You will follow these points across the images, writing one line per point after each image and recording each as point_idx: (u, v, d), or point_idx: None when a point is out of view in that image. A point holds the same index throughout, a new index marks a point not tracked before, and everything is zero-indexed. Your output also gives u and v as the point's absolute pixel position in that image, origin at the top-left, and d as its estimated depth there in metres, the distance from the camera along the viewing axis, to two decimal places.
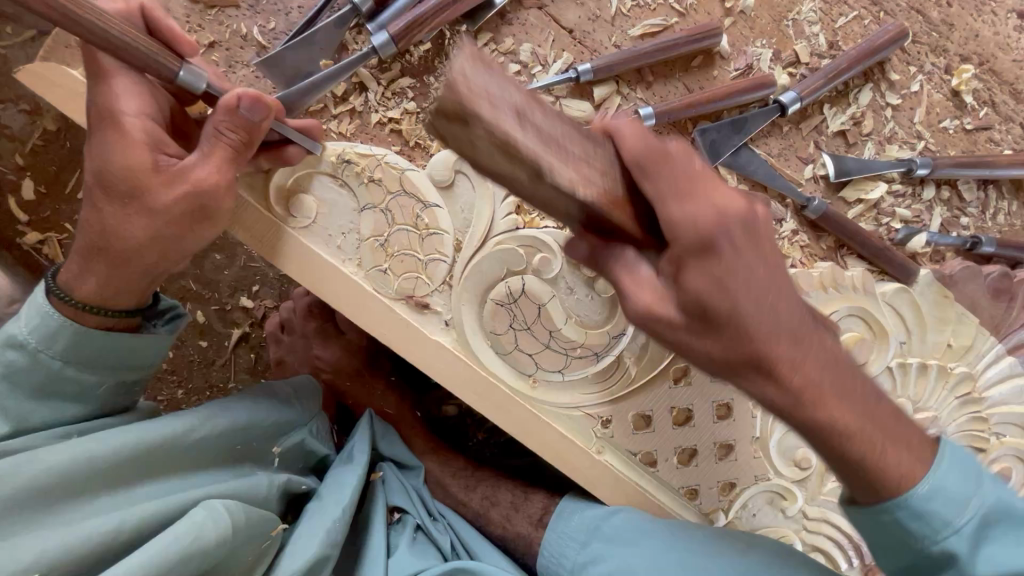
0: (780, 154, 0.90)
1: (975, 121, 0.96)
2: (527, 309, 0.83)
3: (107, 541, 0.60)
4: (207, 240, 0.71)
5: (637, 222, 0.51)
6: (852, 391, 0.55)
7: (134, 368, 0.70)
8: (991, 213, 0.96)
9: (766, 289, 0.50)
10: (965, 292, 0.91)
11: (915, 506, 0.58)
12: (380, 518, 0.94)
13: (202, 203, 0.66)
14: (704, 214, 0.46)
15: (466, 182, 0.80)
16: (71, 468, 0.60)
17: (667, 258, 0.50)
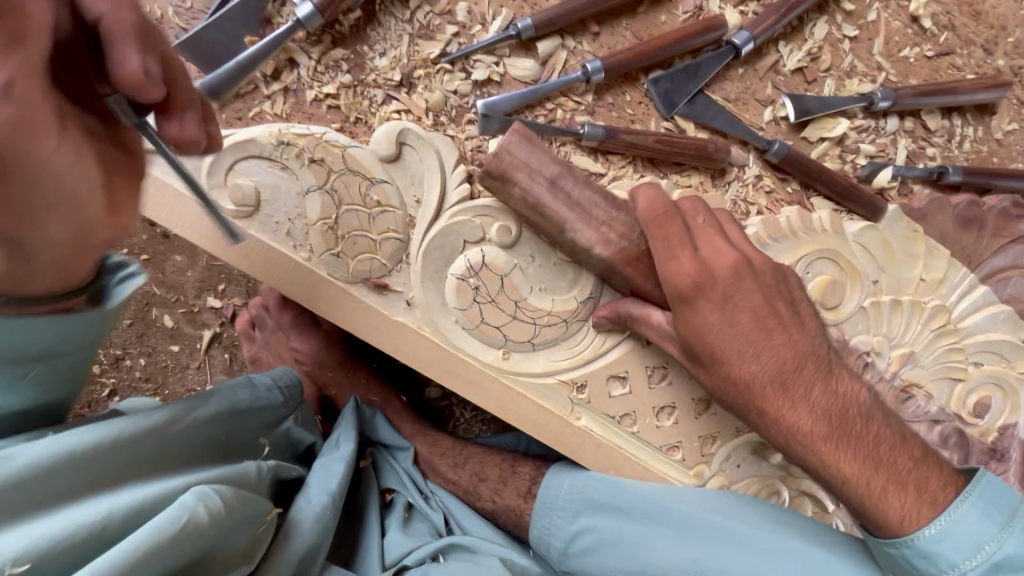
0: (738, 99, 0.87)
1: (936, 47, 0.92)
2: (489, 281, 0.80)
3: (99, 528, 0.52)
4: (42, 165, 0.45)
5: (802, 422, 0.75)
6: (852, 442, 0.74)
7: (64, 351, 0.56)
8: (957, 141, 0.95)
9: (821, 435, 0.74)
10: (934, 224, 0.93)
11: (921, 545, 0.68)
12: (374, 504, 0.96)
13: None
14: (812, 426, 0.74)
15: (414, 154, 0.77)
16: (57, 462, 0.54)
17: (779, 430, 0.76)
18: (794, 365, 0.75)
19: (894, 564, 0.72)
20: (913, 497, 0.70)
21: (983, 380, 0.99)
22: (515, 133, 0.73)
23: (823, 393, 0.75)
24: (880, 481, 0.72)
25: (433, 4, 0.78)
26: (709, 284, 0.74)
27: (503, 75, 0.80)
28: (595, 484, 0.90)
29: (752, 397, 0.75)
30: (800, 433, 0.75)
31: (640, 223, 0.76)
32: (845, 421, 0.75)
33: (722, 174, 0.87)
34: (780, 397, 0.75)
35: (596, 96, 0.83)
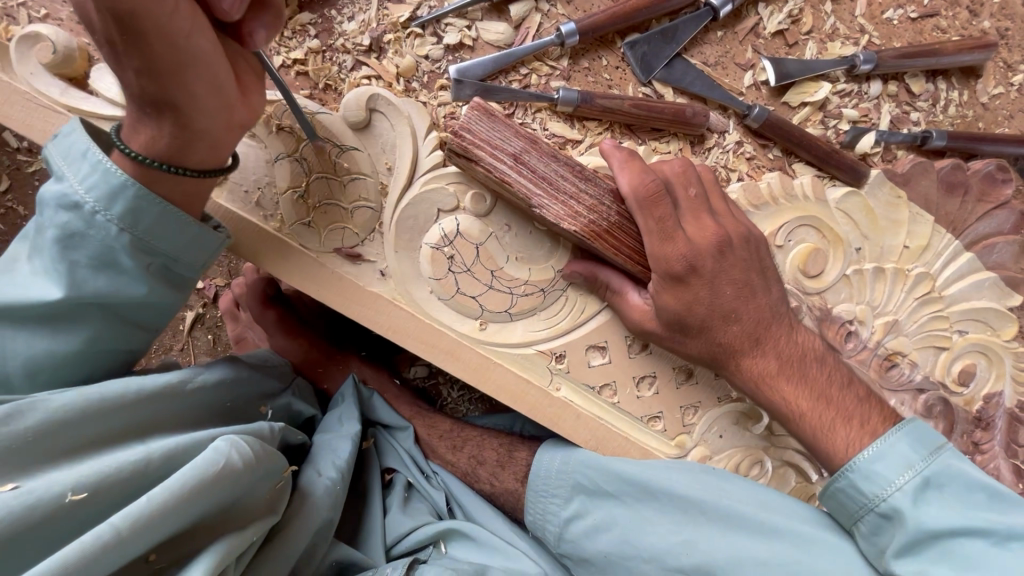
0: (717, 63, 0.85)
1: (920, 8, 0.91)
2: (464, 250, 0.79)
3: (138, 468, 0.56)
4: (164, 27, 0.50)
5: (763, 368, 0.78)
6: (812, 386, 0.79)
7: (183, 267, 0.66)
8: (941, 106, 0.93)
9: (783, 378, 0.79)
10: (918, 190, 0.92)
11: (860, 470, 0.75)
12: (377, 486, 0.97)
13: (120, 6, 0.48)
14: (772, 370, 0.79)
15: (385, 120, 0.76)
16: (87, 411, 0.58)
17: (748, 380, 0.80)
18: (767, 321, 0.78)
19: (845, 500, 0.77)
20: (856, 428, 0.78)
21: (968, 349, 0.99)
22: (473, 108, 0.71)
23: (788, 343, 0.79)
24: (828, 417, 0.78)
25: None
26: (698, 263, 0.74)
27: (476, 39, 0.78)
28: (589, 468, 0.88)
29: (729, 356, 0.78)
30: (765, 380, 0.79)
31: (627, 198, 0.73)
32: (805, 367, 0.80)
33: (701, 141, 0.85)
34: (753, 349, 0.78)
35: (571, 60, 0.81)
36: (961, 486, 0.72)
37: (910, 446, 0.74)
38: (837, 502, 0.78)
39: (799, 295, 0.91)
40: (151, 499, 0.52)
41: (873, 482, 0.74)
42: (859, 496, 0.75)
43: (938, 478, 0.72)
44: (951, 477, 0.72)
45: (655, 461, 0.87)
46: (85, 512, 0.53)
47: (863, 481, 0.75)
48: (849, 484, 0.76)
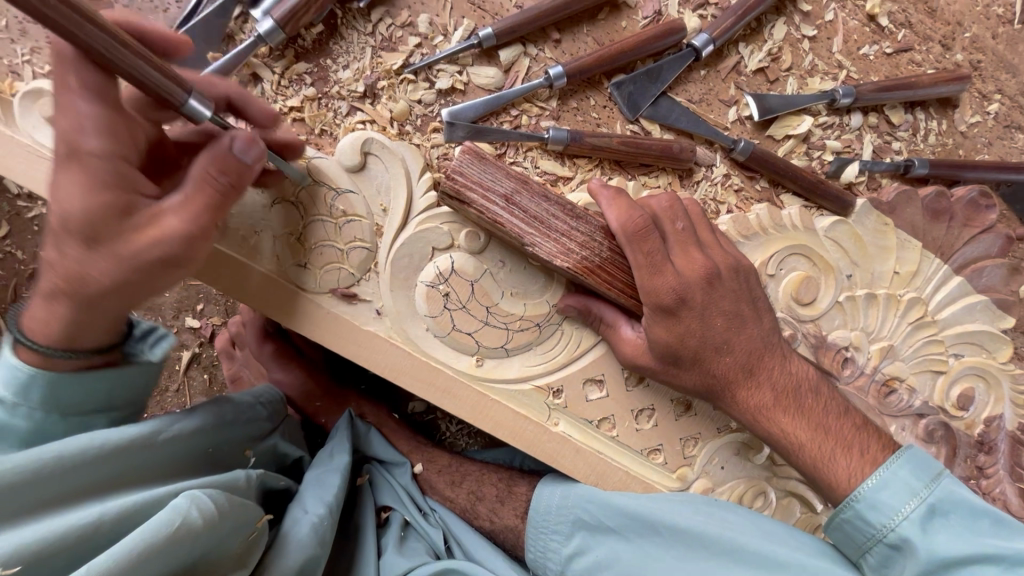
0: (702, 100, 0.88)
1: (895, 44, 0.94)
2: (460, 288, 0.80)
3: (84, 533, 0.53)
4: (192, 258, 0.63)
5: (759, 402, 0.79)
6: (808, 416, 0.79)
7: (120, 400, 0.67)
8: (921, 135, 0.96)
9: (779, 411, 0.79)
10: (904, 217, 0.93)
11: (866, 502, 0.74)
12: (370, 525, 0.94)
13: (175, 253, 0.60)
14: (767, 403, 0.79)
15: (379, 163, 0.78)
16: (33, 468, 0.54)
17: (745, 411, 0.80)
18: (758, 351, 0.79)
19: (852, 534, 0.76)
20: (857, 457, 0.77)
21: (964, 372, 0.99)
22: (466, 152, 0.73)
23: (781, 373, 0.80)
24: (828, 449, 0.78)
25: (395, 16, 0.79)
26: (689, 296, 0.75)
27: (467, 84, 0.81)
28: (587, 501, 0.87)
29: (723, 387, 0.79)
30: (761, 412, 0.79)
31: (617, 233, 0.75)
32: (799, 397, 0.80)
33: (690, 175, 0.88)
34: (748, 381, 0.79)
35: (561, 101, 0.83)
36: (969, 517, 0.72)
37: (913, 475, 0.74)
38: (842, 534, 0.77)
39: (794, 323, 0.92)
40: (120, 548, 0.50)
41: (881, 515, 0.74)
42: (868, 530, 0.75)
43: (946, 509, 0.72)
44: (958, 508, 0.72)
45: (656, 494, 0.86)
46: None
47: (870, 514, 0.74)
48: (856, 518, 0.75)
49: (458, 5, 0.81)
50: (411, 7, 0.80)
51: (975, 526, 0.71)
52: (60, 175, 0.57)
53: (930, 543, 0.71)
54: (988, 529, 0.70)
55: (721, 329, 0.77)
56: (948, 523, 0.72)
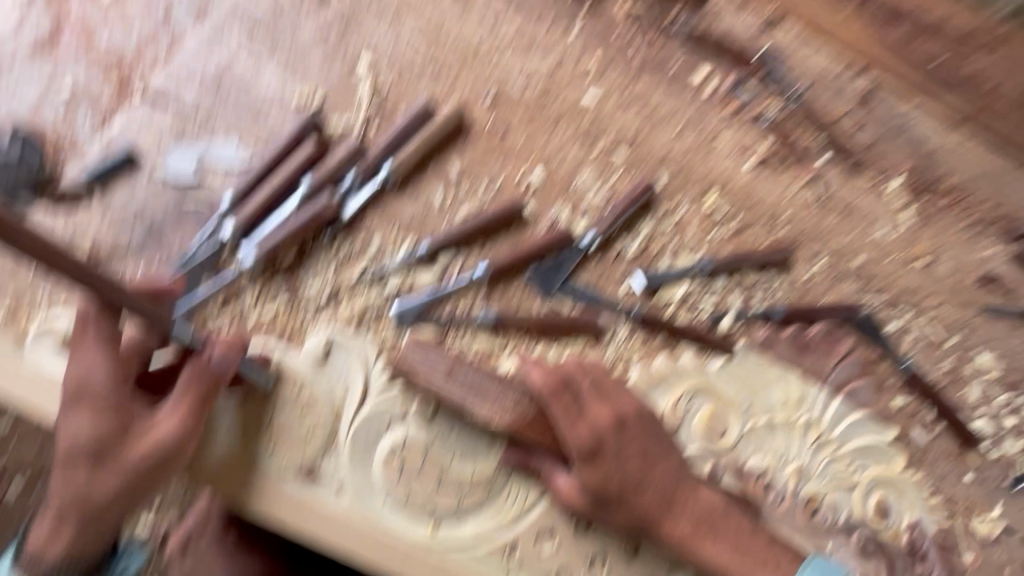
0: (599, 278, 1.12)
1: (736, 225, 1.25)
2: (414, 457, 0.90)
3: None
4: (178, 456, 0.81)
5: (685, 530, 0.89)
6: (725, 537, 0.89)
7: None
8: (774, 288, 1.22)
9: (702, 535, 0.89)
10: (778, 353, 1.15)
11: None
12: None
13: (164, 454, 0.79)
14: (689, 529, 0.89)
15: (340, 352, 0.94)
16: None
17: (677, 542, 0.89)
18: (675, 485, 0.90)
19: None
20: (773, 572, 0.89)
21: (873, 483, 1.11)
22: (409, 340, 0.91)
23: (698, 504, 0.90)
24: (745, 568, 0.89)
25: (353, 240, 1.03)
26: (603, 441, 0.87)
27: (411, 284, 1.02)
28: None
29: (651, 520, 0.88)
30: (687, 539, 0.88)
31: (540, 394, 0.88)
32: (717, 525, 0.89)
33: (599, 337, 1.07)
34: (669, 512, 0.89)
35: (488, 289, 1.05)
36: None
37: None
38: None
39: (713, 456, 1.05)
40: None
41: None
42: None
43: None
44: None
45: None
46: None
47: None
48: None
49: (401, 228, 1.06)
50: (365, 233, 1.04)
51: None
52: (73, 413, 0.77)
53: None
54: None
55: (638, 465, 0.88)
56: None
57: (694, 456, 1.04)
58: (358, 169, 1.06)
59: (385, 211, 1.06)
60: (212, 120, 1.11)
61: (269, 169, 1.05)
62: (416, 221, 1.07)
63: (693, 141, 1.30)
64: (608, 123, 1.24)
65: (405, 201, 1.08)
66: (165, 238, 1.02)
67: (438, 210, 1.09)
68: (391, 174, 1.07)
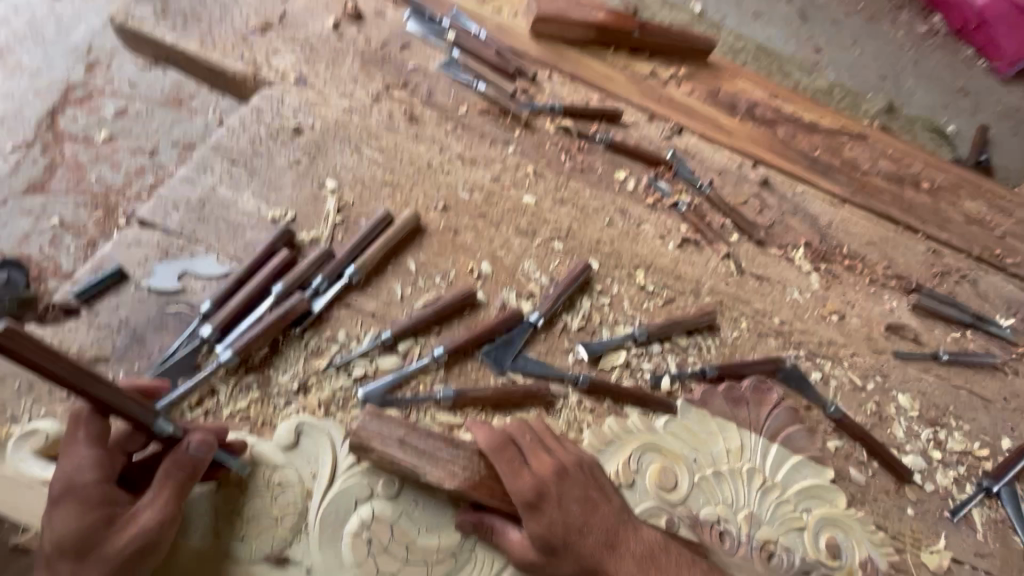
0: (547, 352, 1.25)
1: (665, 296, 1.43)
2: (380, 532, 0.94)
3: None
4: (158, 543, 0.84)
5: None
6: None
7: None
8: (705, 349, 1.37)
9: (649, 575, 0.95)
10: (716, 406, 1.26)
11: None
12: None
13: (146, 541, 0.82)
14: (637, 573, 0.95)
15: (309, 436, 1.01)
16: None
17: None
18: (615, 527, 0.97)
19: None
20: None
21: (818, 523, 1.19)
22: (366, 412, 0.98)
23: (637, 541, 0.98)
24: None
25: (321, 334, 1.14)
26: (545, 489, 0.95)
27: (376, 369, 1.12)
28: None
29: (596, 566, 0.93)
30: None
31: (485, 450, 0.98)
32: (656, 560, 0.97)
33: (551, 405, 1.17)
34: (612, 554, 0.95)
35: (447, 369, 1.16)
36: None
37: None
38: None
39: (666, 508, 1.12)
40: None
41: None
42: None
43: None
44: None
45: None
46: None
47: None
48: None
49: (366, 320, 1.18)
50: (332, 327, 1.16)
51: None
52: (59, 510, 0.81)
53: None
54: None
55: (579, 512, 0.96)
56: None
57: (649, 510, 1.11)
58: (325, 271, 1.19)
59: (351, 306, 1.19)
60: (196, 240, 1.25)
61: (244, 277, 1.18)
62: (380, 313, 1.20)
63: (621, 229, 1.51)
64: (545, 219, 1.45)
65: (369, 296, 1.22)
66: (150, 349, 1.12)
67: (398, 302, 1.22)
68: (356, 272, 1.20)
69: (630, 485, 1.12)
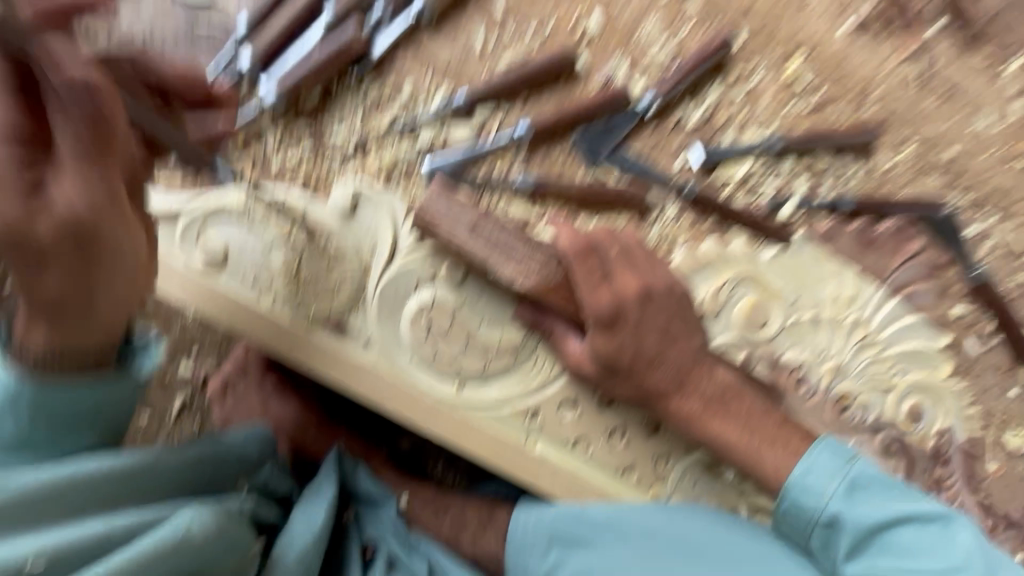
0: (652, 149, 1.00)
1: (819, 98, 1.08)
2: (440, 319, 0.88)
3: (92, 543, 0.71)
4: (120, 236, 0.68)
5: (706, 409, 0.87)
6: (744, 419, 0.86)
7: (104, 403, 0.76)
8: (849, 175, 1.08)
9: (723, 411, 0.87)
10: (838, 247, 1.05)
11: (798, 486, 0.83)
12: (356, 562, 0.96)
13: (84, 224, 0.64)
14: (708, 408, 0.87)
15: (368, 207, 0.88)
16: (61, 486, 0.73)
17: (697, 423, 0.87)
18: (689, 367, 0.87)
19: (798, 521, 0.84)
20: (783, 451, 0.85)
21: (910, 388, 1.06)
22: (435, 187, 0.86)
23: (709, 384, 0.87)
24: (763, 451, 0.85)
25: (383, 83, 0.93)
26: (625, 310, 0.84)
27: (445, 138, 0.93)
28: (556, 516, 0.91)
29: (659, 398, 0.87)
30: (703, 416, 0.87)
31: (564, 253, 0.84)
32: (731, 399, 0.87)
33: (644, 215, 0.98)
34: (677, 393, 0.87)
35: (528, 151, 0.95)
36: (879, 479, 0.82)
37: (829, 455, 0.83)
38: (789, 525, 0.85)
39: (748, 345, 1.01)
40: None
41: (813, 492, 0.82)
42: (807, 511, 0.83)
43: (864, 478, 0.82)
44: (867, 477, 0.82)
45: (624, 508, 0.89)
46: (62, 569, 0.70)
47: (806, 493, 0.83)
48: (798, 504, 0.83)
49: (436, 74, 0.94)
50: (396, 77, 0.93)
51: (883, 484, 0.82)
52: None
53: (859, 507, 0.81)
54: (894, 487, 0.82)
55: (657, 339, 0.86)
56: (872, 490, 0.81)
57: (729, 344, 1.00)
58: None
59: (418, 53, 0.94)
60: None
61: None
62: (453, 66, 0.95)
63: None
64: None
65: (442, 41, 0.95)
66: (158, 52, 0.92)
67: (478, 55, 0.95)
68: (425, 9, 0.94)
69: (714, 316, 1.00)
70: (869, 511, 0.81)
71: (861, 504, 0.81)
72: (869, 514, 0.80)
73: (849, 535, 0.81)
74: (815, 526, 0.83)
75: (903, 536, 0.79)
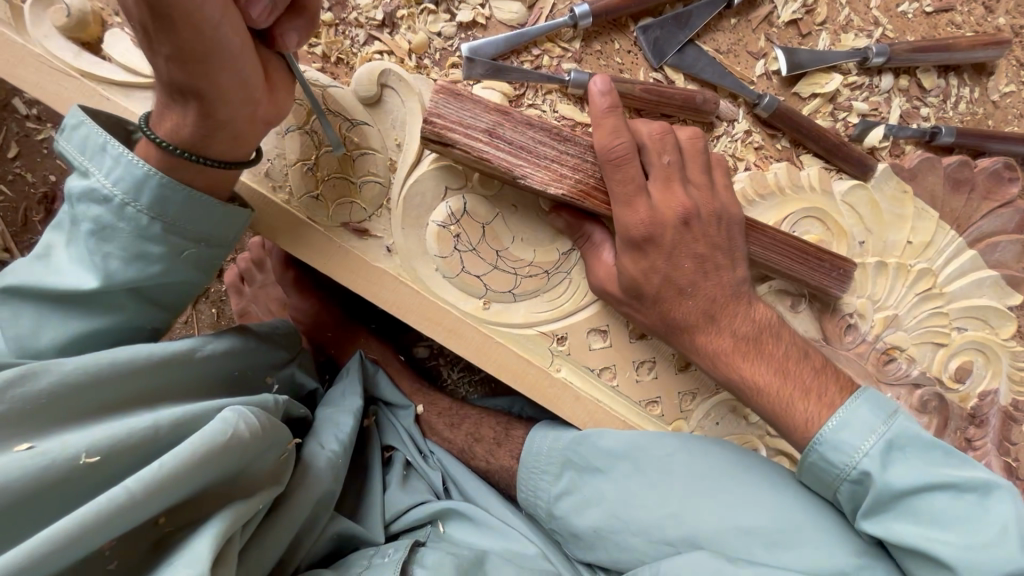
0: (729, 51, 0.85)
1: (935, 3, 0.91)
2: (471, 231, 0.81)
3: (134, 440, 0.58)
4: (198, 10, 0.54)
5: (742, 355, 0.81)
6: (778, 367, 0.81)
7: (203, 242, 0.70)
8: (952, 102, 0.93)
9: (759, 354, 0.81)
10: (925, 185, 0.92)
11: (831, 439, 0.78)
12: (377, 463, 0.98)
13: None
14: (745, 352, 0.81)
15: (395, 96, 0.77)
16: (95, 373, 0.61)
17: (730, 368, 0.82)
18: (724, 300, 0.79)
19: (821, 474, 0.80)
20: (814, 401, 0.80)
21: (966, 346, 0.99)
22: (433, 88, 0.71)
23: (745, 320, 0.81)
24: (796, 402, 0.81)
25: None
26: (658, 234, 0.75)
27: (489, 18, 0.79)
28: (580, 441, 0.90)
29: (685, 330, 0.81)
30: (731, 362, 0.81)
31: (600, 155, 0.73)
32: (762, 341, 0.81)
33: (709, 130, 0.85)
34: (707, 327, 0.80)
35: (584, 43, 0.81)
36: (923, 443, 0.77)
37: (871, 410, 0.78)
38: (813, 475, 0.81)
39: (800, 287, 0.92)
40: (160, 468, 0.54)
41: (847, 449, 0.77)
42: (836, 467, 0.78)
43: (905, 439, 0.77)
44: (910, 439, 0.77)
45: (643, 439, 0.87)
46: (100, 473, 0.56)
47: (839, 449, 0.78)
48: (828, 458, 0.79)
49: None
50: None
51: (926, 448, 0.76)
52: None
53: (897, 468, 0.76)
54: (938, 454, 0.76)
55: (702, 273, 0.78)
56: (913, 452, 0.76)
57: (779, 285, 0.92)
58: None
59: None
60: None
61: None
62: None
63: None
64: None
65: None
66: None
67: None
68: None
69: None
70: (907, 474, 0.75)
71: (899, 466, 0.76)
72: (906, 475, 0.75)
73: (880, 495, 0.76)
74: (843, 481, 0.79)
75: (939, 505, 0.74)
